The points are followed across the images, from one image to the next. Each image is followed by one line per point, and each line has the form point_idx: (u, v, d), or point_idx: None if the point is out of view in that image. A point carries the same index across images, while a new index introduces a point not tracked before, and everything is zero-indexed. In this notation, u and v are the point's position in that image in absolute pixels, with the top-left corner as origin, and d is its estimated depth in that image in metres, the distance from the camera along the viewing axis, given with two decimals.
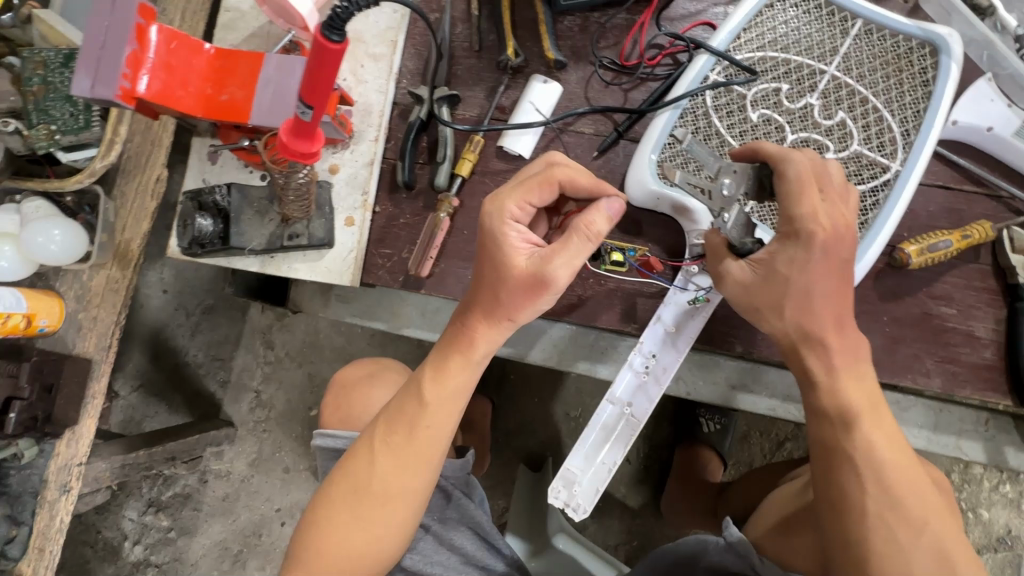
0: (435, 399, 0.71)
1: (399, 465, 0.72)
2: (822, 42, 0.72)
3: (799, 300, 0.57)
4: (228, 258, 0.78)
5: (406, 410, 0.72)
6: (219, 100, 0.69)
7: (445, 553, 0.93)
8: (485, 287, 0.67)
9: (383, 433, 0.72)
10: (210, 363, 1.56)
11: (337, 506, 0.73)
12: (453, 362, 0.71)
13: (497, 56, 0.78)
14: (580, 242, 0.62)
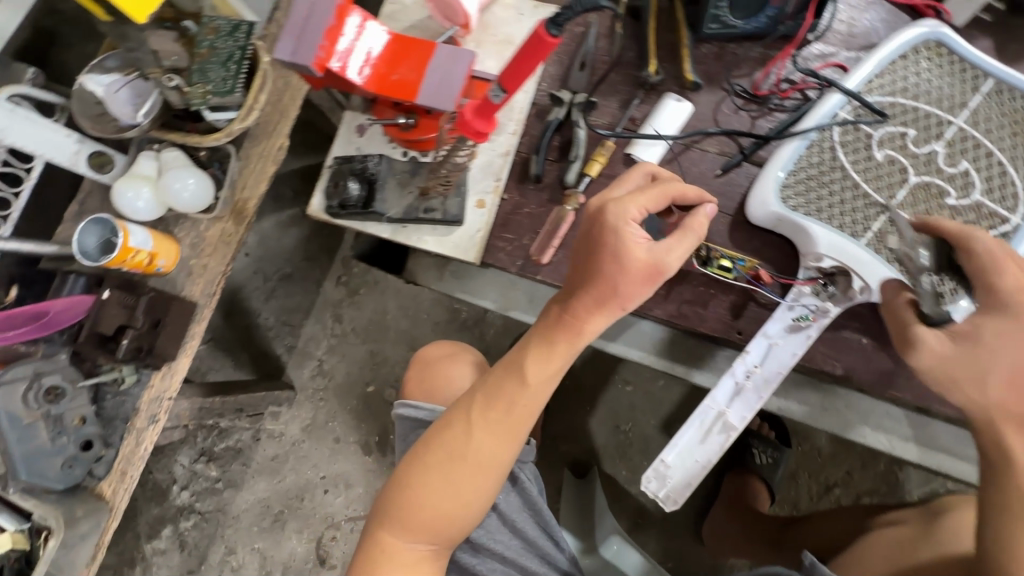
0: (538, 378, 0.72)
1: (493, 437, 0.73)
2: (952, 95, 0.76)
3: (1005, 373, 0.58)
4: (363, 222, 0.85)
5: (505, 386, 0.73)
6: (390, 79, 0.76)
7: (507, 534, 0.92)
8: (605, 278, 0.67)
9: (483, 406, 0.72)
10: (280, 327, 1.64)
11: (429, 472, 0.74)
12: (559, 343, 0.71)
13: (635, 72, 0.84)
14: (691, 242, 0.65)
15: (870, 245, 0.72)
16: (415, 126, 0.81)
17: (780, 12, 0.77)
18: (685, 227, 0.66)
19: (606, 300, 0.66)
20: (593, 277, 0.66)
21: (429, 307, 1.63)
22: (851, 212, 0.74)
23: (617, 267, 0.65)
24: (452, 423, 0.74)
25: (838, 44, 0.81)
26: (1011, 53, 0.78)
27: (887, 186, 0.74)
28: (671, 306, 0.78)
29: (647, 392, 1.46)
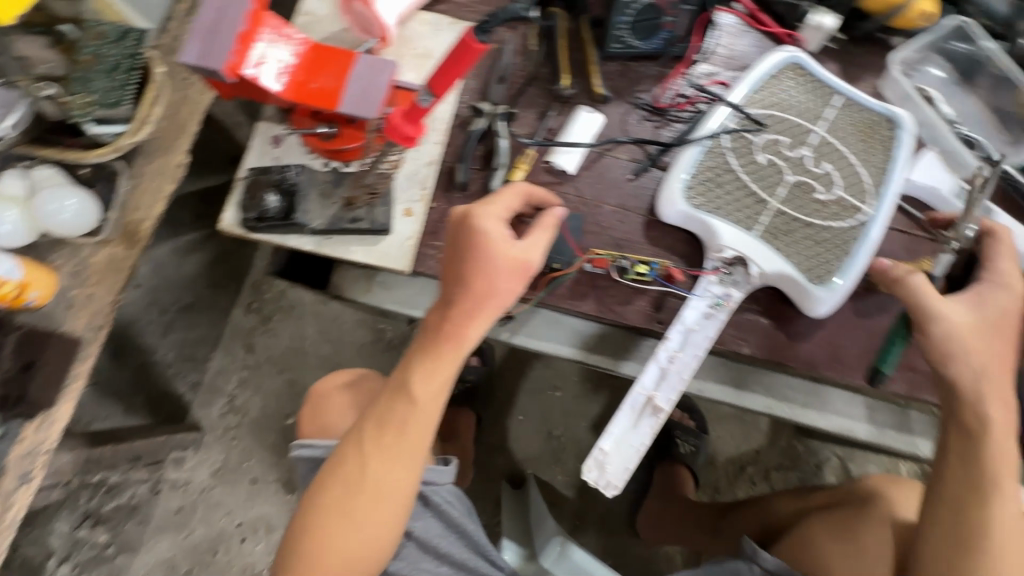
0: (425, 394, 0.67)
1: (389, 462, 0.68)
2: (813, 108, 0.89)
3: (985, 357, 0.70)
4: (284, 235, 0.81)
5: (393, 408, 0.68)
6: (309, 87, 0.75)
7: (433, 561, 0.86)
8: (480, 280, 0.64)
9: (371, 433, 0.67)
10: (182, 363, 1.47)
11: (328, 511, 0.68)
12: (443, 356, 0.67)
13: (549, 85, 0.90)
14: (542, 238, 0.67)
15: (761, 236, 0.82)
16: (337, 136, 0.80)
17: (672, 34, 0.87)
18: (542, 224, 0.67)
19: (482, 302, 0.64)
20: (462, 284, 0.63)
21: (351, 329, 1.56)
22: (743, 209, 0.84)
23: (484, 270, 0.63)
24: (344, 457, 0.69)
25: (720, 65, 0.93)
26: (853, 74, 0.94)
27: (770, 185, 0.85)
28: (596, 302, 0.83)
29: (576, 396, 1.50)
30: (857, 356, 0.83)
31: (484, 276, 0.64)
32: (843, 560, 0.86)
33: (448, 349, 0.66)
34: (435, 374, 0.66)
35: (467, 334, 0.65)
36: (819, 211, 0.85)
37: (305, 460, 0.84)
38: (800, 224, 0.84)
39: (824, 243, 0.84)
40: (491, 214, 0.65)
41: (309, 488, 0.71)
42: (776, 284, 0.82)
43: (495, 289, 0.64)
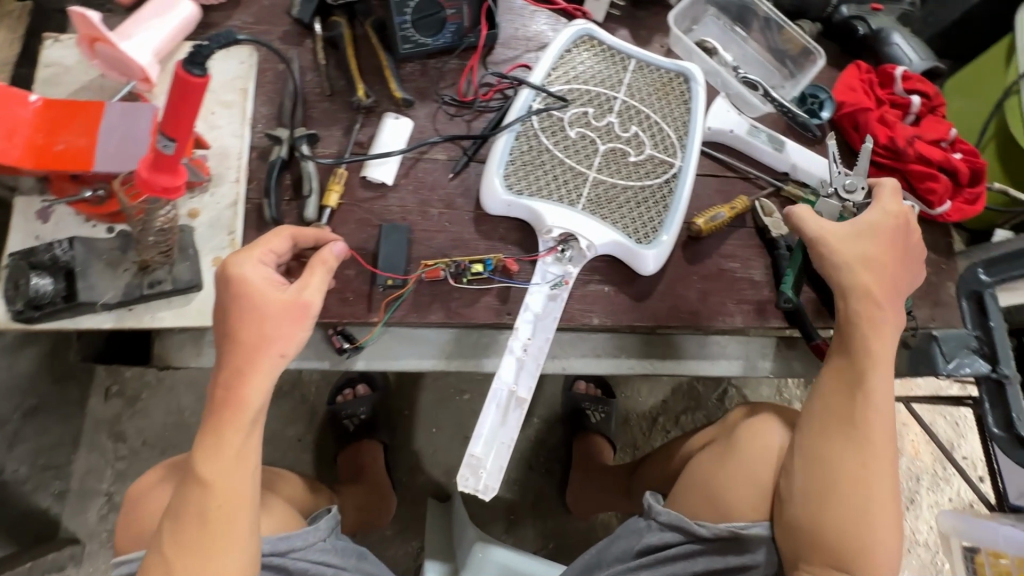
0: (215, 472, 0.63)
1: (198, 554, 0.62)
2: (611, 76, 0.92)
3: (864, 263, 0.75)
4: (75, 318, 0.71)
5: (187, 497, 0.63)
6: (53, 150, 0.66)
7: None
8: (246, 329, 0.63)
9: (170, 530, 0.62)
10: (39, 475, 1.29)
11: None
12: (228, 423, 0.63)
13: (349, 98, 0.86)
14: (322, 275, 0.67)
15: (584, 209, 0.84)
16: (110, 196, 0.72)
17: (460, 26, 0.86)
18: (316, 263, 0.67)
19: (255, 352, 0.63)
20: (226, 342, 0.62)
21: None
22: (564, 185, 0.85)
23: (253, 319, 0.63)
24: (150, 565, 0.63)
25: (519, 48, 0.93)
26: (643, 37, 0.98)
27: (585, 157, 0.87)
28: (442, 309, 0.81)
29: (484, 395, 1.50)
30: (698, 301, 0.87)
31: (246, 325, 0.63)
32: (729, 486, 0.80)
33: (230, 413, 0.63)
34: (221, 444, 0.62)
35: (245, 394, 0.63)
36: (635, 173, 0.88)
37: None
38: (619, 189, 0.86)
39: (645, 202, 0.87)
40: (250, 265, 0.65)
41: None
42: (609, 251, 0.84)
43: (267, 337, 0.63)
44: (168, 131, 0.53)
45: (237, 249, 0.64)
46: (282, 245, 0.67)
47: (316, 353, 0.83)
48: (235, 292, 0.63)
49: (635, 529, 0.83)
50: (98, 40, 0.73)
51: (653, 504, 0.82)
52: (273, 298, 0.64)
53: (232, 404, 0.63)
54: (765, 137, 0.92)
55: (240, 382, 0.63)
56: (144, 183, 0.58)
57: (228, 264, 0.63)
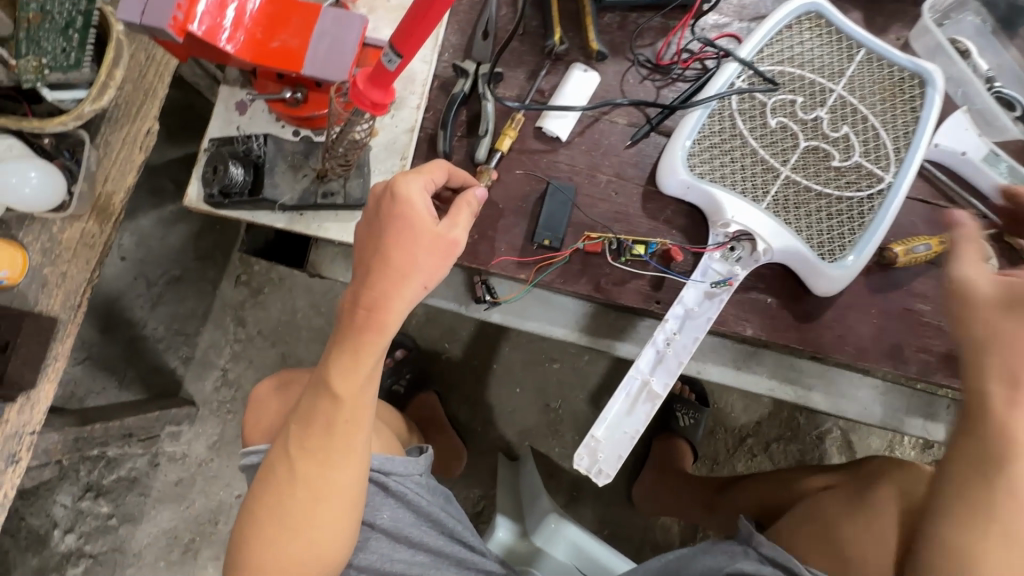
0: (348, 389, 0.63)
1: (323, 459, 0.65)
2: (833, 64, 0.81)
3: None
4: (254, 212, 0.75)
5: (317, 404, 0.64)
6: (269, 47, 0.67)
7: (406, 552, 0.83)
8: (395, 253, 0.59)
9: (297, 437, 0.65)
10: (172, 337, 1.47)
11: (272, 518, 0.66)
12: (365, 349, 0.61)
13: (540, 42, 0.82)
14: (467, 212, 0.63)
15: (769, 209, 0.76)
16: (305, 101, 0.73)
17: None
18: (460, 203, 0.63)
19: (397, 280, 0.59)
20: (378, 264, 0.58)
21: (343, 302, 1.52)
22: (751, 178, 0.77)
23: (404, 245, 0.59)
24: (276, 454, 0.67)
25: (731, 15, 0.84)
26: (878, 24, 0.84)
27: (781, 151, 0.78)
28: (590, 282, 0.78)
29: (573, 368, 1.49)
30: (869, 338, 0.78)
31: (397, 249, 0.58)
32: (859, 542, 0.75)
33: (371, 336, 0.60)
34: (357, 366, 0.61)
35: (388, 317, 0.60)
36: (834, 180, 0.78)
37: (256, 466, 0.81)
38: (813, 195, 0.77)
39: (839, 215, 0.77)
40: (411, 189, 0.60)
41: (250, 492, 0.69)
42: (784, 261, 0.76)
43: (412, 267, 0.59)
44: (397, 44, 0.51)
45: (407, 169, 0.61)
46: (427, 179, 0.62)
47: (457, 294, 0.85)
48: (391, 215, 0.59)
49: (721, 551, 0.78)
50: None
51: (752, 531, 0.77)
52: (428, 228, 0.60)
53: (372, 327, 0.60)
54: (1004, 168, 0.77)
55: (380, 305, 0.59)
56: (358, 96, 0.57)
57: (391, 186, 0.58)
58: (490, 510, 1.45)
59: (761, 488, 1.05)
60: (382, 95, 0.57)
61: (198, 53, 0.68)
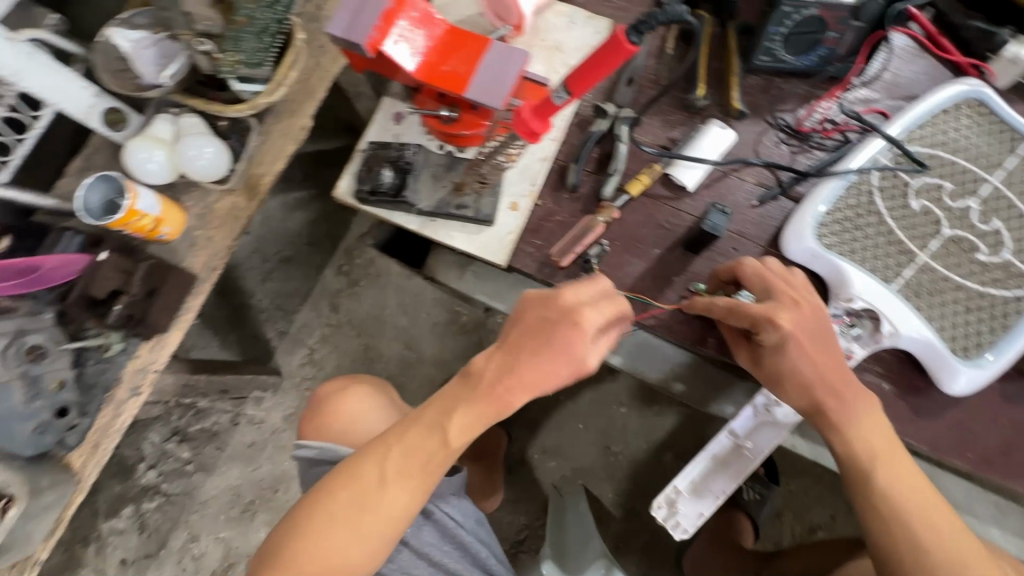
0: (461, 443, 0.69)
1: (404, 487, 0.69)
2: (989, 155, 0.77)
3: None
4: (391, 211, 0.82)
5: (425, 440, 0.69)
6: (440, 69, 0.75)
7: (426, 569, 0.88)
8: (527, 351, 0.66)
9: (400, 457, 0.69)
10: (274, 310, 1.62)
11: (338, 526, 0.67)
12: (483, 416, 0.67)
13: (681, 94, 0.85)
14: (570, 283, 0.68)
15: (899, 291, 0.73)
16: (457, 120, 0.80)
17: (832, 53, 0.78)
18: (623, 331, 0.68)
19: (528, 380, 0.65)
20: (527, 354, 0.65)
21: (429, 306, 1.60)
22: (883, 258, 0.74)
23: (562, 357, 0.65)
24: (364, 466, 0.70)
25: (882, 91, 0.83)
26: None
27: (920, 236, 0.75)
28: (697, 333, 0.78)
29: (641, 415, 1.46)
30: (998, 450, 0.71)
31: (549, 358, 0.65)
32: None
33: (492, 409, 0.67)
34: (476, 427, 0.68)
35: (512, 400, 0.67)
36: (977, 275, 0.73)
37: (303, 461, 0.93)
38: (950, 286, 0.73)
39: (977, 312, 0.72)
40: (589, 319, 0.64)
41: (321, 485, 0.71)
42: (912, 349, 0.72)
43: (550, 371, 0.65)
44: (572, 83, 0.58)
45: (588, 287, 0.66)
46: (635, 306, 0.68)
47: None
48: (566, 321, 0.65)
49: None
50: None
51: None
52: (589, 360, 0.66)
53: (496, 401, 0.66)
54: None
55: (514, 385, 0.66)
56: (522, 124, 0.64)
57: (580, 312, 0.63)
58: (532, 541, 1.43)
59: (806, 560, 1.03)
60: (541, 124, 0.63)
61: (376, 63, 0.76)
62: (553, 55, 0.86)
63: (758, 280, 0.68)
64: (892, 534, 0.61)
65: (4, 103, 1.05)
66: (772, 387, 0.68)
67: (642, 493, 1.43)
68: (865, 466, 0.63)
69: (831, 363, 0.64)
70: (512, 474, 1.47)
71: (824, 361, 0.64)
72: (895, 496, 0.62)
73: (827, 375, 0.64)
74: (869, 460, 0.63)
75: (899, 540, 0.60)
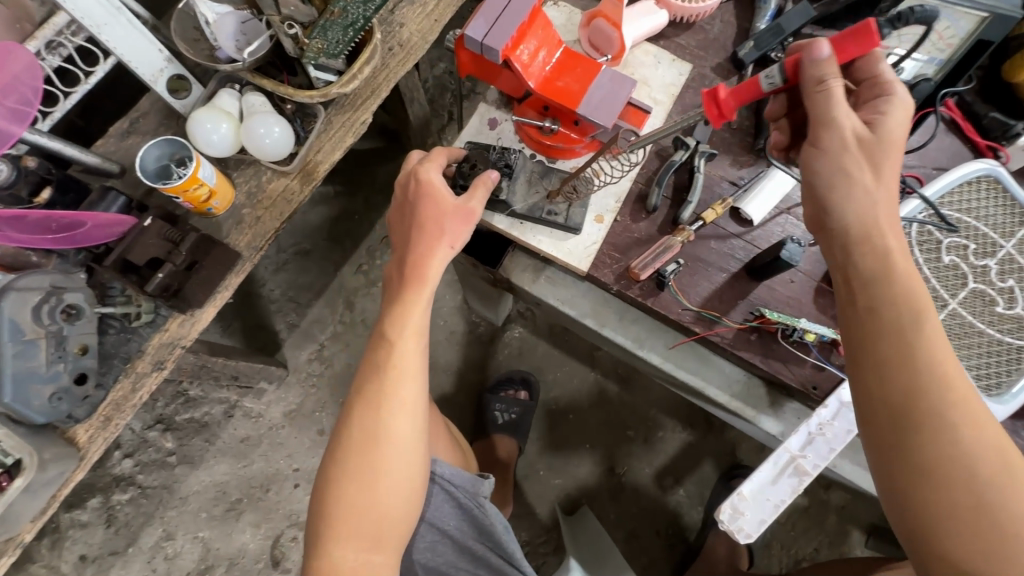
0: (416, 334, 0.70)
1: (395, 402, 0.68)
2: (1005, 224, 0.90)
3: None
4: (484, 210, 0.86)
5: (378, 353, 0.70)
6: (555, 84, 0.81)
7: (471, 565, 0.90)
8: (422, 219, 0.71)
9: (368, 380, 0.69)
10: (286, 302, 1.58)
11: (335, 463, 0.68)
12: (408, 296, 0.69)
13: (750, 139, 0.94)
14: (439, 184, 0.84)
15: None
16: (556, 133, 0.86)
17: None
18: (458, 208, 0.71)
19: (434, 240, 0.70)
20: (415, 228, 0.71)
21: (446, 314, 1.59)
22: None
23: (442, 211, 0.71)
24: (349, 411, 0.69)
25: (918, 160, 0.96)
26: None
27: (950, 286, 0.87)
28: (758, 352, 0.84)
29: (646, 439, 1.51)
30: None
31: (451, 214, 0.71)
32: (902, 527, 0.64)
33: (411, 296, 0.69)
34: (404, 311, 0.69)
35: (427, 270, 0.70)
36: (995, 324, 0.85)
37: None
38: (974, 331, 0.85)
39: (996, 356, 0.84)
40: (429, 173, 0.73)
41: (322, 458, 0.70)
42: None
43: (456, 232, 0.71)
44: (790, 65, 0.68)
45: (427, 158, 0.75)
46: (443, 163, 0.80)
47: (635, 333, 0.90)
48: (417, 190, 0.72)
49: None
50: (601, 16, 0.90)
51: None
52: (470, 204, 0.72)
53: (413, 279, 0.70)
54: None
55: (419, 267, 0.70)
56: (716, 96, 0.72)
57: (425, 171, 0.72)
58: (532, 557, 1.44)
59: None
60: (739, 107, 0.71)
61: (492, 69, 0.81)
62: (640, 88, 0.94)
63: (871, 87, 0.69)
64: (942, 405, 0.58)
65: (61, 53, 0.94)
66: (865, 241, 0.63)
67: (642, 514, 1.47)
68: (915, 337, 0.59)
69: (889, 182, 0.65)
70: (517, 488, 1.48)
71: (899, 299, 0.60)
72: (959, 471, 0.56)
73: (899, 315, 0.60)
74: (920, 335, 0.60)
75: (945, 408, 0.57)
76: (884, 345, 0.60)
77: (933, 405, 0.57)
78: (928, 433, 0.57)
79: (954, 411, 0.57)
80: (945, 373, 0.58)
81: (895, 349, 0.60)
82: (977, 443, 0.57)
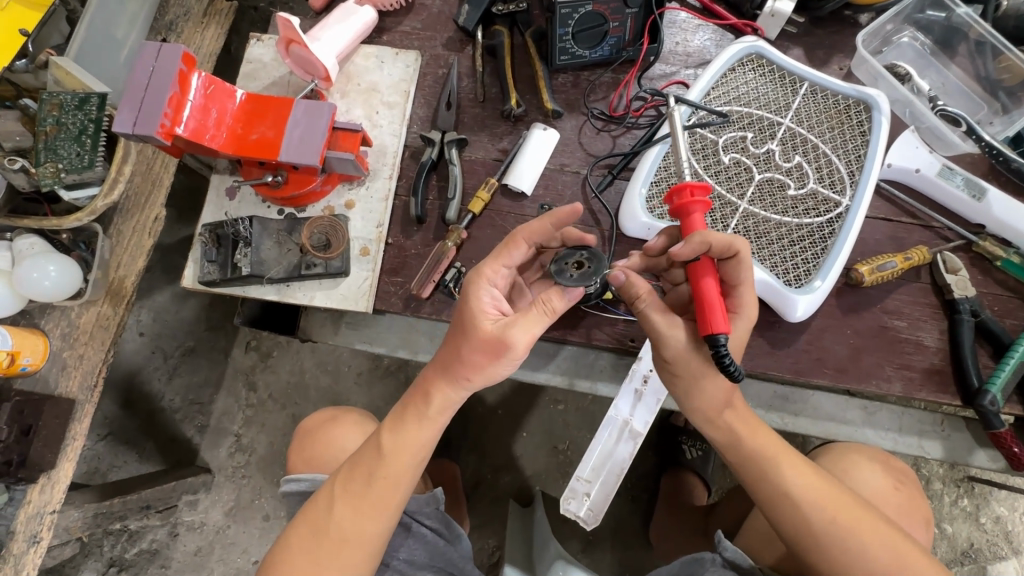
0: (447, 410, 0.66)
1: (399, 471, 0.66)
2: (777, 99, 0.84)
3: None
4: (245, 287, 0.81)
5: (403, 414, 0.67)
6: (249, 139, 0.75)
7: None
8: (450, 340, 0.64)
9: (385, 437, 0.67)
10: (188, 407, 1.46)
11: (315, 512, 0.68)
12: (438, 373, 0.65)
13: (500, 106, 0.88)
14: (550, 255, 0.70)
15: None
16: (286, 182, 0.79)
17: (620, 40, 0.84)
18: (494, 337, 0.60)
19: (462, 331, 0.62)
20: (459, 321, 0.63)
21: (348, 359, 1.54)
22: (709, 213, 0.81)
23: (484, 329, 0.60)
24: (355, 466, 0.68)
25: (677, 63, 0.90)
26: (820, 57, 0.88)
27: (737, 186, 0.81)
28: (564, 326, 0.82)
29: (578, 406, 1.47)
30: (848, 358, 0.78)
31: (518, 333, 0.59)
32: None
33: (411, 418, 0.66)
34: (435, 384, 0.65)
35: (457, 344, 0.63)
36: (792, 209, 0.80)
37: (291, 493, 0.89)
38: (772, 225, 0.79)
39: (800, 242, 0.79)
40: (486, 296, 0.62)
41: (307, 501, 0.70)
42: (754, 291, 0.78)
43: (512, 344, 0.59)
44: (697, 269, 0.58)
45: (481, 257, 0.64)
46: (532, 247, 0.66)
47: None
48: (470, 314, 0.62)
49: (690, 559, 0.79)
50: (294, 42, 0.81)
51: (719, 537, 0.78)
52: (487, 326, 0.61)
53: (451, 351, 0.64)
54: (960, 181, 0.79)
55: (425, 395, 0.66)
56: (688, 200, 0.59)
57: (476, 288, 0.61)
58: None
59: (736, 505, 1.05)
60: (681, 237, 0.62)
61: (180, 150, 0.75)
62: (370, 97, 0.88)
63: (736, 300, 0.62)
64: (807, 518, 0.63)
65: None
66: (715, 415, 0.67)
67: None
68: (772, 463, 0.66)
69: (715, 395, 0.65)
70: (472, 501, 1.43)
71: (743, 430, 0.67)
72: (848, 563, 0.62)
73: (752, 448, 0.66)
74: (773, 459, 0.66)
75: (814, 520, 0.63)
76: (748, 469, 0.67)
77: (797, 507, 0.64)
78: (812, 538, 0.63)
79: (804, 497, 0.64)
80: (803, 473, 0.65)
81: (760, 466, 0.66)
82: (852, 524, 0.62)
